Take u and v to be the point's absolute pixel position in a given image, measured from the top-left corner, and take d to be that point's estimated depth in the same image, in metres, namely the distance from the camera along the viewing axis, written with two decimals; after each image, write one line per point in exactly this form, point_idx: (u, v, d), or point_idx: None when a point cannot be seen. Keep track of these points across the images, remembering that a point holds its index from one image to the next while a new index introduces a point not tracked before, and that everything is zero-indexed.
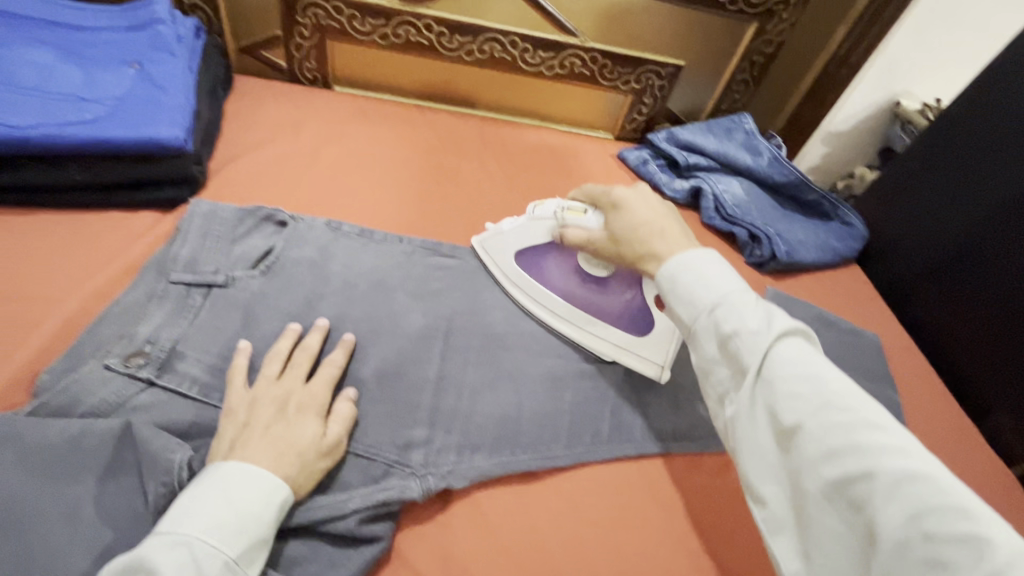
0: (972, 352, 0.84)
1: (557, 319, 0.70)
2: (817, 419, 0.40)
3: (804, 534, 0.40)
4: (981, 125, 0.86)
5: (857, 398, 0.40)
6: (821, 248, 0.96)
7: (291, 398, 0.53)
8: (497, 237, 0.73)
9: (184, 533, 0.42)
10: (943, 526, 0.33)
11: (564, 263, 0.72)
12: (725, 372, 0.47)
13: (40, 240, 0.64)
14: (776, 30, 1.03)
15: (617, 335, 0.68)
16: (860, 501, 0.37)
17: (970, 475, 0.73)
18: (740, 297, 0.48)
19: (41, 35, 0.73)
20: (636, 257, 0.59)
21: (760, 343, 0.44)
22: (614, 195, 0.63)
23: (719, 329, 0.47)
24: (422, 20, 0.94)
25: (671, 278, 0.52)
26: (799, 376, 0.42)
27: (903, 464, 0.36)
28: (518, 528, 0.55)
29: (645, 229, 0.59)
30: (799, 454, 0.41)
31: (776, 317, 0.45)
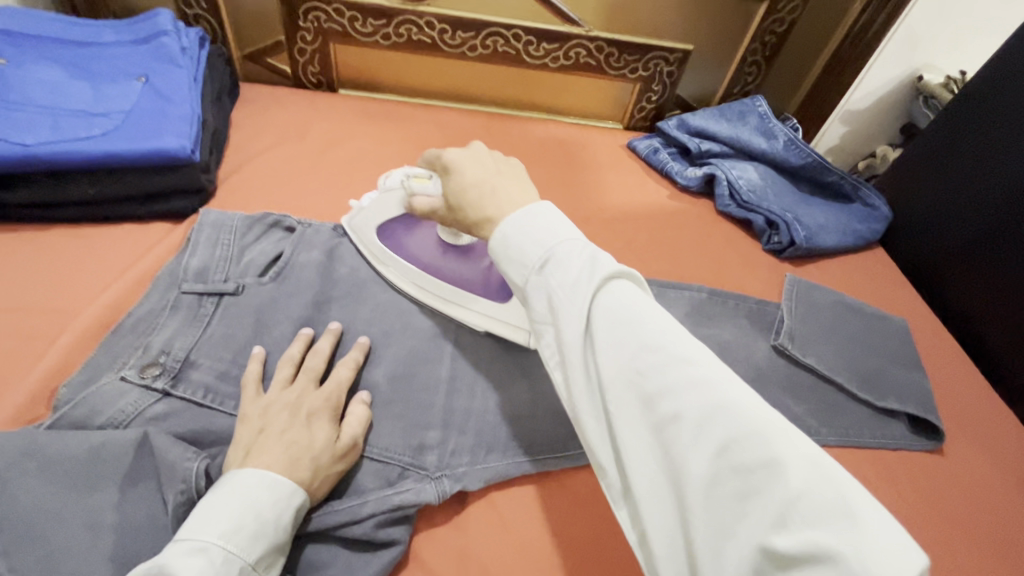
0: (1004, 333, 0.81)
1: (423, 292, 0.66)
2: (629, 364, 0.35)
3: (630, 495, 0.34)
4: (1009, 96, 0.81)
5: (667, 333, 0.35)
6: (843, 231, 0.92)
7: (304, 403, 0.52)
8: (360, 214, 0.68)
9: (205, 540, 0.41)
10: (745, 456, 0.30)
11: (428, 233, 0.68)
12: (543, 327, 0.39)
13: (57, 255, 0.65)
14: (787, 9, 0.99)
15: (480, 303, 0.64)
16: (675, 448, 0.32)
17: (1006, 462, 0.70)
18: (567, 247, 0.40)
19: (50, 53, 0.74)
20: (474, 224, 0.49)
21: (577, 290, 0.37)
22: (444, 159, 0.54)
23: (540, 285, 0.40)
24: (424, 18, 0.93)
25: (504, 239, 0.42)
26: (618, 324, 0.36)
27: (710, 400, 0.32)
28: (533, 528, 0.54)
29: (481, 190, 0.50)
30: (619, 409, 0.34)
31: (597, 262, 0.39)
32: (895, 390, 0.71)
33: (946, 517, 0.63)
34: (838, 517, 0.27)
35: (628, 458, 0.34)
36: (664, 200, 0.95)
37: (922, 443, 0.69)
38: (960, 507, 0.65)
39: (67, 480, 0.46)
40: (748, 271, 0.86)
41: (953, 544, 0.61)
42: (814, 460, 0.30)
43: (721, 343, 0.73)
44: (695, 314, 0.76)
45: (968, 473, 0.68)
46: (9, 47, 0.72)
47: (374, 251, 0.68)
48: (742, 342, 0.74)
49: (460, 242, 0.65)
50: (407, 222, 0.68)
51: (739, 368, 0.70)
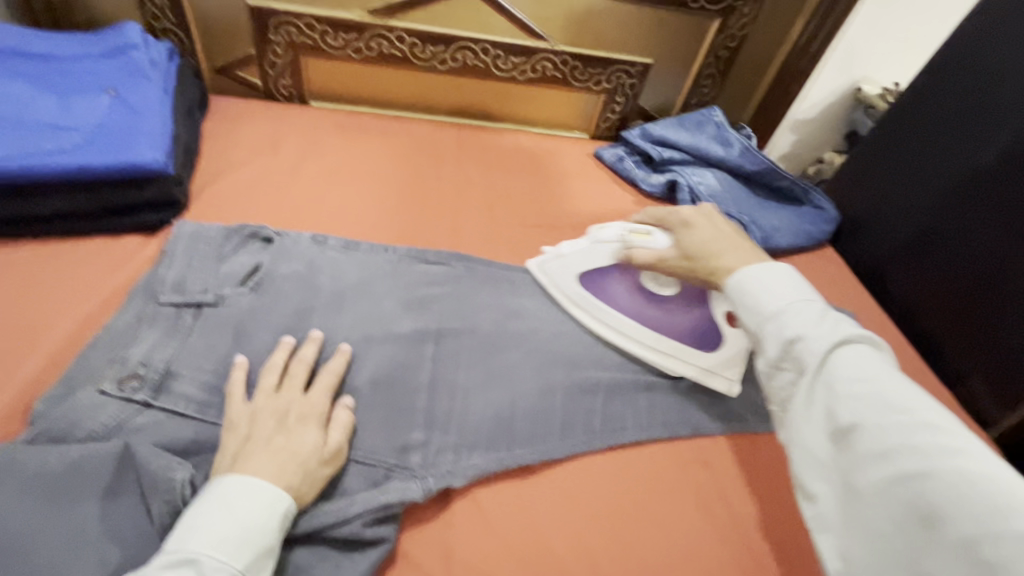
0: (945, 326, 0.88)
1: (623, 338, 0.71)
2: (878, 420, 0.43)
3: (852, 529, 0.43)
4: (935, 108, 0.90)
5: (919, 403, 0.43)
6: (795, 231, 0.99)
7: (291, 409, 0.54)
8: (558, 261, 0.76)
9: (190, 551, 0.42)
10: (994, 524, 0.36)
11: (624, 283, 0.74)
12: (783, 373, 0.51)
13: (24, 270, 0.64)
14: (738, 25, 1.05)
15: (685, 351, 0.70)
16: (914, 500, 0.39)
17: None
18: (802, 307, 0.52)
19: (12, 66, 0.73)
20: (710, 271, 0.64)
21: (825, 347, 0.48)
22: (680, 216, 0.70)
23: (782, 334, 0.51)
24: (394, 32, 0.96)
25: (738, 286, 0.58)
26: (862, 381, 0.45)
27: (955, 465, 0.39)
28: (516, 522, 0.56)
29: (710, 249, 0.65)
30: (853, 452, 0.44)
31: (844, 327, 0.50)
32: None
33: None
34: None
35: (860, 498, 0.43)
36: (632, 206, 1.00)
37: None
38: None
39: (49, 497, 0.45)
40: None
41: None
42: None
43: None
44: None
45: None
46: None
47: (571, 296, 0.74)
48: None
49: (662, 290, 0.73)
50: (604, 272, 0.75)
51: None
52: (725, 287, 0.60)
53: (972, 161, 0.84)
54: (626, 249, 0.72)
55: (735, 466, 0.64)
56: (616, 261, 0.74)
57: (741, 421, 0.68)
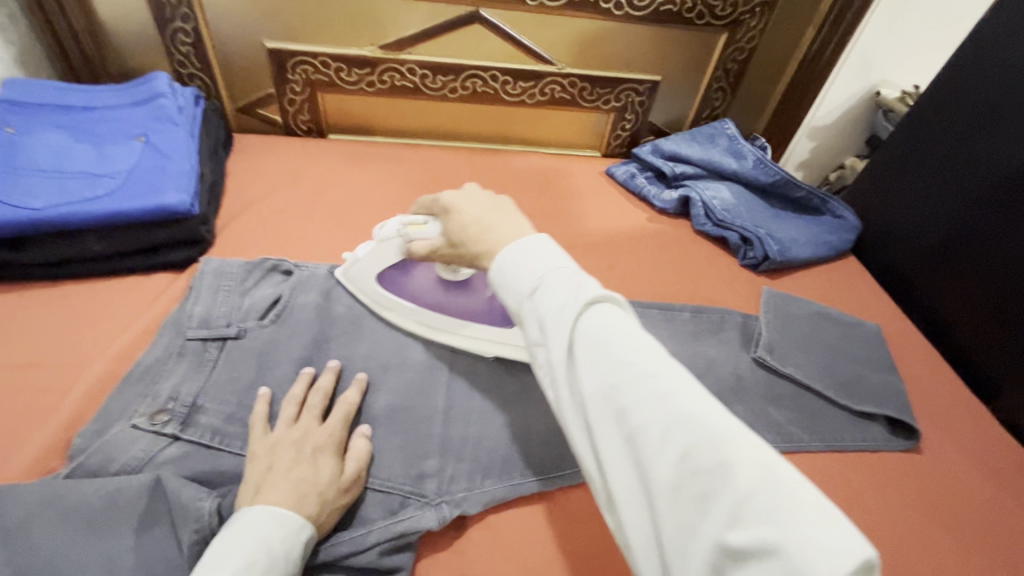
0: (979, 335, 0.84)
1: (432, 331, 0.69)
2: (611, 380, 0.40)
3: (611, 502, 0.39)
4: (955, 111, 0.88)
5: (639, 349, 0.41)
6: (815, 243, 0.97)
7: (309, 439, 0.55)
8: (356, 265, 0.70)
9: None
10: (697, 459, 0.35)
11: (426, 273, 0.71)
12: (537, 349, 0.45)
13: (65, 310, 0.68)
14: (745, 38, 1.05)
15: (489, 332, 0.67)
16: (645, 455, 0.37)
17: (980, 454, 0.74)
18: (555, 275, 0.46)
19: (54, 119, 0.78)
20: (475, 259, 0.55)
21: (566, 315, 0.43)
22: (444, 201, 0.59)
23: (534, 312, 0.45)
24: (405, 65, 0.99)
25: (501, 268, 0.49)
26: (598, 343, 0.41)
27: (671, 409, 0.37)
28: (530, 550, 0.56)
29: (479, 227, 0.55)
30: (596, 419, 0.40)
31: (584, 288, 0.44)
32: (871, 392, 0.75)
33: (927, 513, 0.66)
34: (785, 510, 0.32)
35: (608, 467, 0.39)
36: (643, 222, 1.00)
37: (900, 443, 0.72)
38: (942, 503, 0.68)
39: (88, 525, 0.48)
40: (726, 286, 0.91)
41: (935, 540, 0.64)
42: (764, 464, 0.34)
43: (708, 359, 0.76)
44: (681, 333, 0.79)
45: (947, 470, 0.71)
46: (16, 116, 0.77)
47: (379, 298, 0.71)
48: (724, 355, 0.77)
49: (457, 276, 0.68)
50: (405, 265, 0.71)
51: (720, 382, 0.73)
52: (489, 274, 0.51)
53: (996, 166, 0.82)
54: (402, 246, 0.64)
55: None
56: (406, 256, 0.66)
57: None
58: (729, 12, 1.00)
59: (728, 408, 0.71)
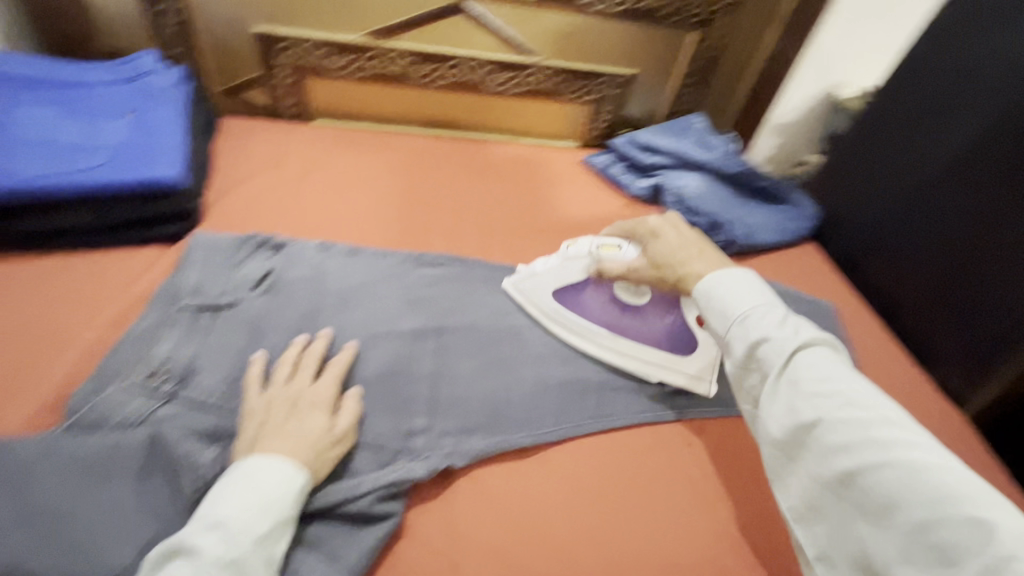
0: (921, 309, 0.92)
1: (601, 348, 0.74)
2: (837, 415, 0.48)
3: (823, 518, 0.49)
4: (903, 107, 0.96)
5: (869, 396, 0.49)
6: (777, 229, 1.04)
7: (303, 396, 0.58)
8: (536, 279, 0.78)
9: (219, 516, 0.47)
10: (942, 509, 0.42)
11: (600, 294, 0.76)
12: (750, 373, 0.56)
13: (52, 279, 0.69)
14: (713, 37, 1.12)
15: (662, 356, 0.73)
16: (874, 489, 0.45)
17: (921, 417, 0.81)
18: (767, 311, 0.57)
19: (40, 93, 0.79)
20: (677, 278, 0.67)
21: (788, 349, 0.53)
22: (647, 228, 0.73)
23: (747, 335, 0.56)
24: (391, 53, 1.02)
25: (709, 291, 0.62)
26: (822, 380, 0.50)
27: (910, 456, 0.44)
28: (514, 498, 0.60)
29: (678, 256, 0.68)
30: (820, 446, 0.49)
31: (806, 331, 0.54)
32: None
33: None
34: None
35: (829, 490, 0.48)
36: (621, 210, 1.05)
37: None
38: None
39: (85, 474, 0.49)
40: None
41: None
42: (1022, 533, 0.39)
43: None
44: None
45: None
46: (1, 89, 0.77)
47: (552, 313, 0.75)
48: None
49: (637, 300, 0.74)
50: (579, 285, 0.77)
51: None
52: (695, 292, 0.63)
53: (940, 157, 0.89)
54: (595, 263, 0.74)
55: (718, 447, 0.69)
56: (588, 276, 0.76)
57: (726, 403, 0.73)
58: (698, 11, 1.07)
59: None
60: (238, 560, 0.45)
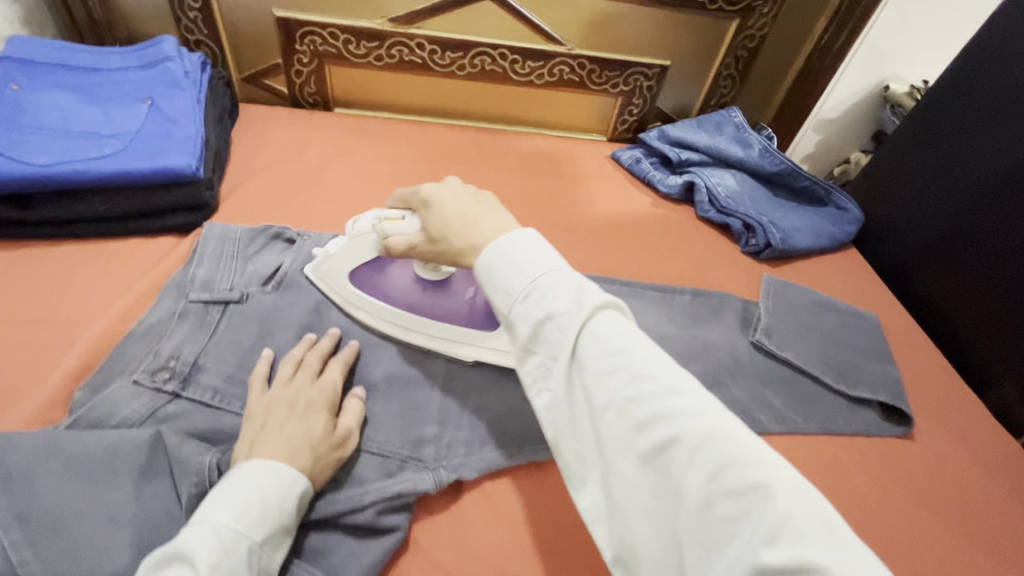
0: (976, 326, 0.85)
1: (403, 332, 0.66)
2: (624, 391, 0.39)
3: (613, 510, 0.39)
4: (964, 103, 0.88)
5: (654, 361, 0.40)
6: (817, 233, 0.97)
7: (301, 396, 0.56)
8: (327, 261, 0.66)
9: (215, 521, 0.44)
10: (729, 477, 0.34)
11: (402, 272, 0.68)
12: (534, 355, 0.44)
13: (67, 269, 0.68)
14: (757, 25, 1.05)
15: (468, 335, 0.64)
16: (667, 471, 0.36)
17: (973, 443, 0.74)
18: (553, 277, 0.44)
19: (60, 78, 0.78)
20: (457, 255, 0.52)
21: (573, 324, 0.41)
22: (421, 194, 0.56)
23: (529, 314, 0.43)
24: (414, 40, 0.98)
25: (487, 265, 0.46)
26: (610, 353, 0.40)
27: (703, 426, 0.36)
28: (526, 518, 0.57)
29: (461, 224, 0.52)
30: (612, 430, 0.39)
31: (585, 295, 0.42)
32: (868, 379, 0.75)
33: (918, 498, 0.67)
34: (822, 533, 0.31)
35: (620, 478, 0.38)
36: (647, 207, 1.00)
37: (891, 429, 0.73)
38: (931, 488, 0.68)
39: (86, 474, 0.48)
40: (727, 271, 0.91)
41: (925, 522, 0.65)
42: (799, 486, 0.34)
43: (705, 341, 0.76)
44: (681, 314, 0.80)
45: (938, 457, 0.72)
46: (22, 74, 0.76)
47: (350, 297, 0.67)
48: (722, 338, 0.77)
49: (437, 276, 0.65)
50: (378, 262, 0.68)
51: (715, 364, 0.74)
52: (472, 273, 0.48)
53: (1006, 158, 0.81)
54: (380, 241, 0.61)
55: None
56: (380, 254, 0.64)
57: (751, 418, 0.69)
58: None
59: (724, 389, 0.72)
60: (234, 569, 0.43)
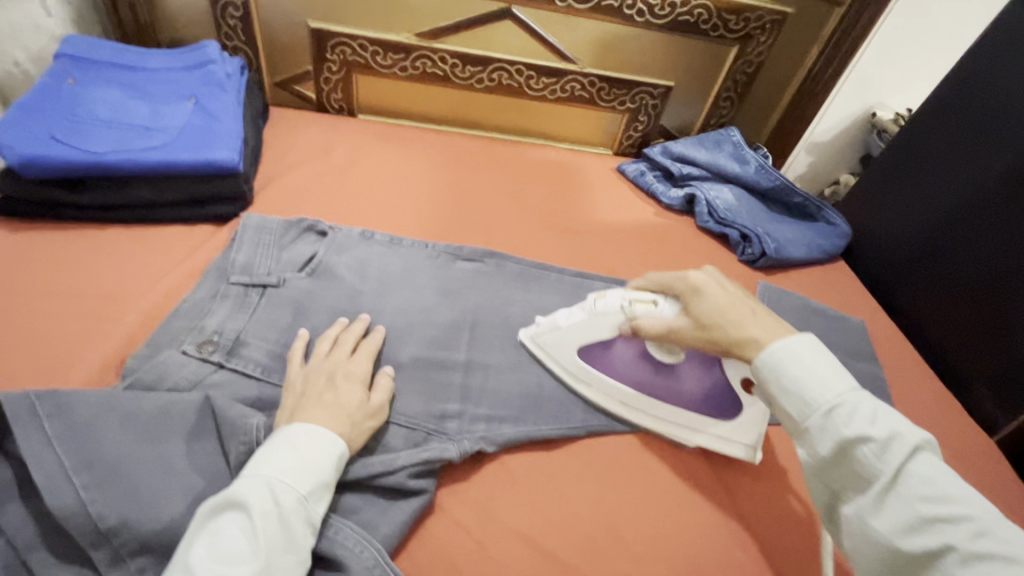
0: (955, 332, 0.91)
1: (629, 409, 0.68)
2: (956, 532, 0.41)
3: None
4: (946, 129, 0.95)
5: (988, 514, 0.42)
6: (809, 245, 1.04)
7: (339, 369, 0.60)
8: (553, 333, 0.69)
9: (267, 474, 0.49)
10: None
11: (629, 349, 0.69)
12: (834, 475, 0.48)
13: (112, 249, 0.73)
14: (755, 52, 1.13)
15: (699, 421, 0.66)
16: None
17: (952, 439, 0.80)
18: (854, 399, 0.48)
19: (111, 76, 0.84)
20: (730, 342, 0.55)
21: (895, 456, 0.45)
22: (690, 280, 0.61)
23: (837, 432, 0.47)
24: (438, 54, 1.05)
25: (777, 366, 0.51)
26: (934, 491, 0.43)
27: None
28: (542, 487, 0.61)
29: (730, 315, 0.56)
30: (937, 562, 0.41)
31: (904, 431, 0.46)
32: (855, 378, 0.81)
33: None
34: None
35: None
36: (653, 217, 1.06)
37: None
38: None
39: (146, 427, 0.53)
40: (727, 277, 0.97)
41: None
42: None
43: None
44: None
45: None
46: (77, 70, 0.82)
47: (575, 369, 0.70)
48: None
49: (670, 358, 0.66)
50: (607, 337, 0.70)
51: None
52: (754, 364, 0.53)
53: (983, 180, 0.88)
54: (629, 321, 0.63)
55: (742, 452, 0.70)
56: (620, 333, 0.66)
57: None
58: (742, 27, 1.08)
59: None
60: (281, 517, 0.47)
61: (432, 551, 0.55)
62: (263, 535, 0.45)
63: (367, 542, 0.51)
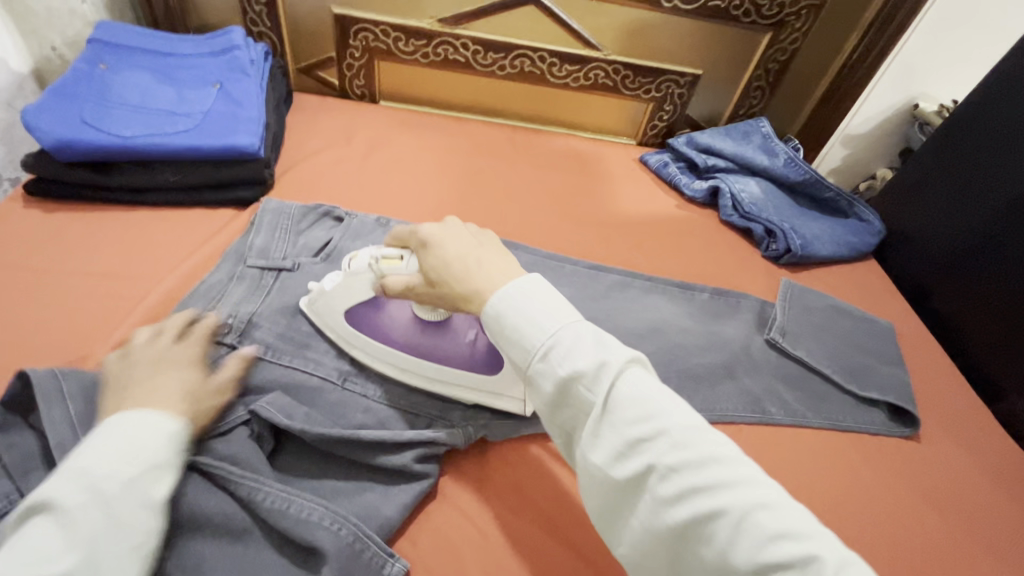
0: (990, 338, 0.86)
1: (404, 374, 0.63)
2: (663, 456, 0.39)
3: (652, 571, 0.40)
4: (989, 122, 0.89)
5: (691, 427, 0.40)
6: (838, 242, 0.99)
7: (164, 355, 0.54)
8: (322, 298, 0.63)
9: (83, 465, 0.42)
10: (778, 550, 0.35)
11: (400, 309, 0.65)
12: (562, 413, 0.43)
13: (138, 231, 0.76)
14: (788, 39, 1.09)
15: (469, 379, 0.62)
16: (704, 539, 0.37)
17: (980, 449, 0.76)
18: (568, 332, 0.44)
19: (140, 60, 0.86)
20: (456, 295, 0.51)
21: (604, 382, 0.41)
22: (421, 234, 0.55)
23: (557, 372, 0.43)
24: (459, 40, 1.05)
25: (498, 315, 0.46)
26: (640, 416, 0.40)
27: (749, 496, 0.37)
28: (546, 477, 0.61)
29: (461, 264, 0.51)
30: (649, 489, 0.39)
31: (612, 356, 0.43)
32: (877, 381, 0.78)
33: (919, 492, 0.69)
34: None
35: (661, 541, 0.38)
36: (673, 209, 1.04)
37: (900, 429, 0.76)
38: (940, 490, 0.70)
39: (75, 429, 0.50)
40: (748, 273, 0.94)
41: (927, 517, 0.67)
42: (848, 561, 0.35)
43: (722, 335, 0.80)
44: (700, 310, 0.84)
45: (943, 458, 0.74)
46: (109, 55, 0.85)
47: (346, 336, 0.64)
48: (737, 334, 0.81)
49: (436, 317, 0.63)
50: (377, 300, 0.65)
51: (727, 355, 0.77)
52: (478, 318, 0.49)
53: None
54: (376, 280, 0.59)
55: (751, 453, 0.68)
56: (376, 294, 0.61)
57: (762, 411, 0.73)
58: (775, 13, 1.04)
59: (737, 378, 0.76)
60: (99, 505, 0.41)
61: (434, 536, 0.56)
62: (83, 525, 0.39)
63: (342, 520, 0.51)
